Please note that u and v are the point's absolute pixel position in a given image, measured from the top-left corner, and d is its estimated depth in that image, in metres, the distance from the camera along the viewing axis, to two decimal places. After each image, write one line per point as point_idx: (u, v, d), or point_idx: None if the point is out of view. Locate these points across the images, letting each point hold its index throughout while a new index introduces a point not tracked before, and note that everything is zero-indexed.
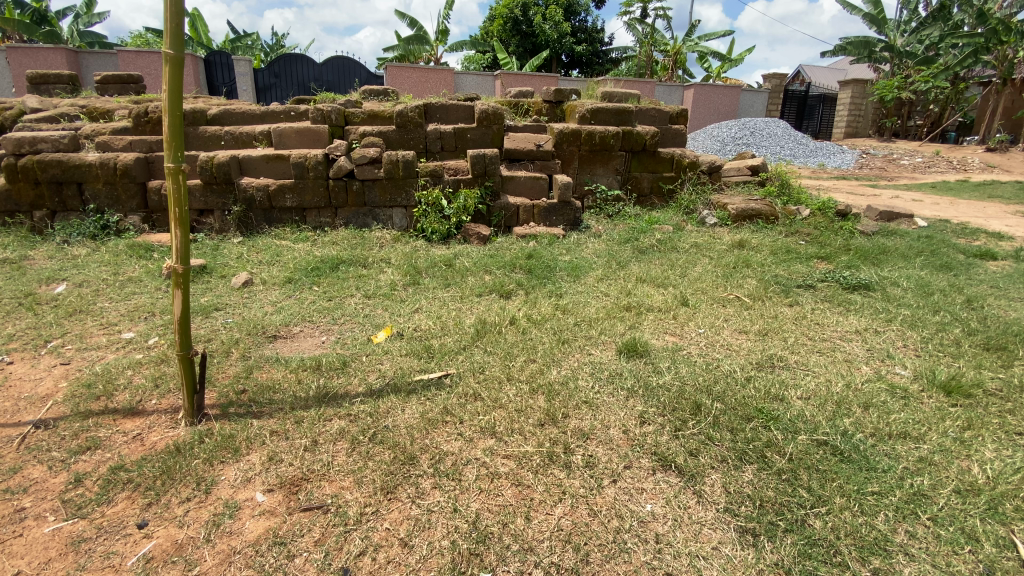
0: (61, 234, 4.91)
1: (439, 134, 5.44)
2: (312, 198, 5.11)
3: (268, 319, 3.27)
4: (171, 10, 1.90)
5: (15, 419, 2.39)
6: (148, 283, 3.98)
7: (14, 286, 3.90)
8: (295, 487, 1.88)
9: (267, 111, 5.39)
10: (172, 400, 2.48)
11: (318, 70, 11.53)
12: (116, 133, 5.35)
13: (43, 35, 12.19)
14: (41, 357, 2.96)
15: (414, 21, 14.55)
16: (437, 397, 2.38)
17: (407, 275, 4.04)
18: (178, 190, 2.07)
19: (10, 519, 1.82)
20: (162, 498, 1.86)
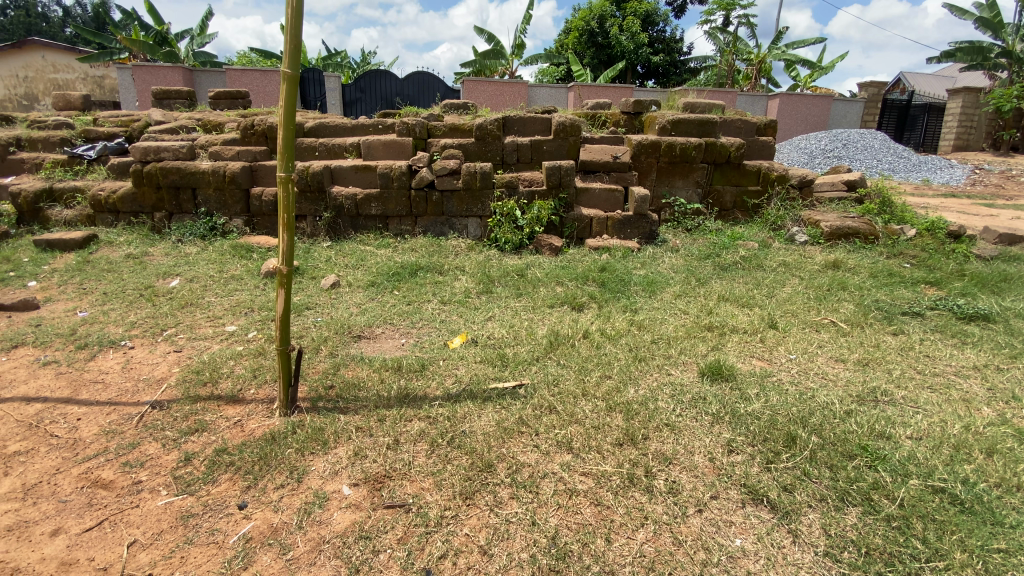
0: (177, 234, 5.48)
1: (515, 146, 5.52)
2: (394, 206, 5.35)
3: (353, 320, 3.45)
4: (292, 34, 2.07)
5: (135, 399, 2.68)
6: (247, 280, 4.32)
7: (137, 279, 4.38)
8: (378, 483, 1.95)
9: (357, 124, 5.72)
10: (268, 391, 2.67)
11: (400, 85, 12.14)
12: (226, 144, 5.90)
13: (164, 55, 13.70)
14: (158, 344, 3.30)
15: (491, 36, 14.96)
16: (512, 406, 2.38)
17: (480, 284, 4.10)
18: (288, 197, 2.24)
19: (130, 490, 2.03)
20: (259, 482, 2.00)
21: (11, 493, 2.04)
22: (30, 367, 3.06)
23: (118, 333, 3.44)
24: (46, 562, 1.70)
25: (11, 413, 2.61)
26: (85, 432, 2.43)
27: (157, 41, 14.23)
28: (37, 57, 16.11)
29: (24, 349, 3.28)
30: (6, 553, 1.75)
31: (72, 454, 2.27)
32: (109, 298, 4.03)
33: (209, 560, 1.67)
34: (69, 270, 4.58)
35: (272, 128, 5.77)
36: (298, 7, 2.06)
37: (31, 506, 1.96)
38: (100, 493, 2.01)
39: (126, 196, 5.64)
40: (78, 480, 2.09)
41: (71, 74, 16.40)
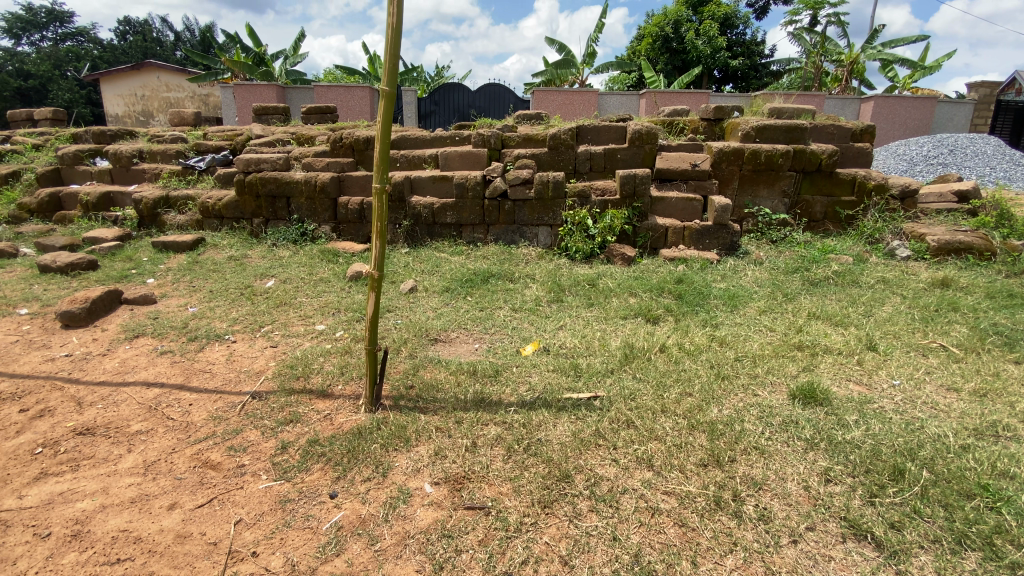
0: (272, 239, 5.95)
1: (589, 155, 5.50)
2: (468, 215, 5.50)
3: (430, 324, 3.57)
4: (390, 54, 2.20)
5: (238, 388, 2.93)
6: (334, 283, 4.61)
7: (238, 279, 4.80)
8: (458, 484, 2.01)
9: (435, 136, 5.95)
10: (354, 387, 2.83)
11: (473, 97, 12.47)
12: (317, 156, 6.35)
13: (261, 74, 14.97)
14: (257, 339, 3.59)
15: (563, 46, 15.06)
16: (588, 418, 2.36)
17: (551, 292, 4.12)
18: (381, 207, 2.39)
19: (236, 472, 2.21)
20: (348, 474, 2.12)
21: (136, 468, 2.29)
22: (150, 355, 3.43)
23: (222, 328, 3.79)
24: (164, 533, 1.88)
25: (135, 395, 2.94)
26: (196, 416, 2.68)
27: (255, 61, 15.56)
28: (154, 78, 18.10)
29: (146, 339, 3.69)
30: (132, 521, 1.95)
31: (186, 435, 2.52)
32: (215, 295, 4.45)
33: (305, 544, 1.79)
34: (181, 269, 5.10)
35: (359, 141, 6.14)
36: (396, 27, 2.19)
37: (152, 480, 2.19)
38: (210, 474, 2.21)
39: (230, 203, 6.19)
40: (190, 460, 2.32)
41: (181, 93, 18.29)
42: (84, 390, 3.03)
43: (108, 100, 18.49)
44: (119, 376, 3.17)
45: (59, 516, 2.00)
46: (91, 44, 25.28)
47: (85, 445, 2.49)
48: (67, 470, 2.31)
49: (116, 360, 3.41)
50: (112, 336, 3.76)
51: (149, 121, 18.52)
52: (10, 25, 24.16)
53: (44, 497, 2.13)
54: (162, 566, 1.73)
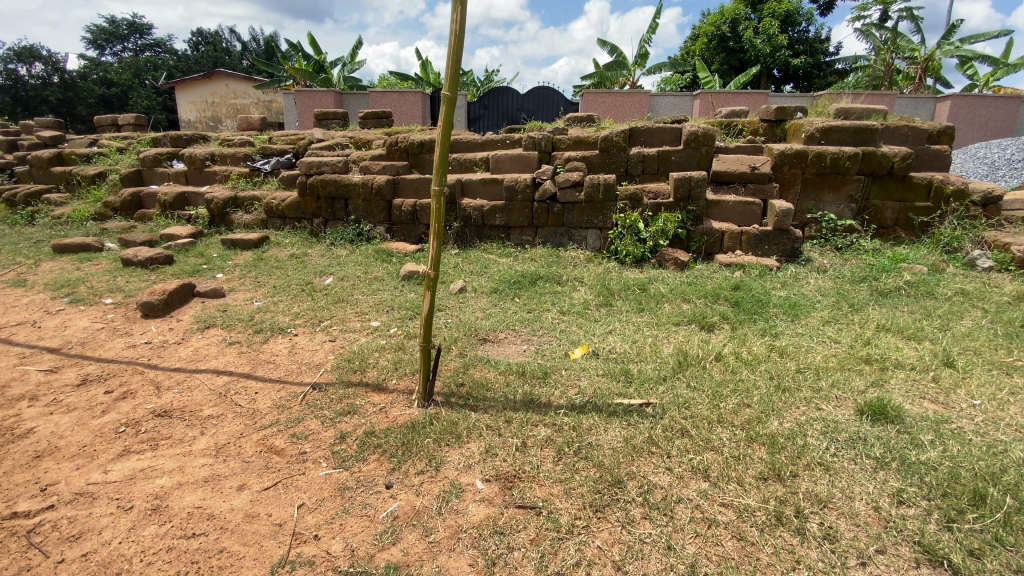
0: (330, 238, 6.22)
1: (642, 157, 5.42)
2: (517, 217, 5.54)
3: (480, 324, 3.63)
4: (452, 59, 2.26)
5: (299, 378, 3.09)
6: (388, 282, 4.77)
7: (299, 276, 5.04)
8: (509, 482, 2.03)
9: (486, 140, 6.03)
10: (407, 383, 2.93)
11: (522, 100, 12.54)
12: (374, 159, 6.58)
13: (321, 81, 15.66)
14: (316, 333, 3.77)
15: (614, 48, 14.92)
16: (640, 424, 2.32)
17: (600, 296, 4.08)
18: (440, 209, 2.47)
19: (298, 458, 2.33)
20: (402, 466, 2.19)
21: (208, 450, 2.45)
22: (220, 345, 3.67)
23: (285, 321, 3.99)
24: (234, 511, 2.00)
25: (207, 382, 3.15)
26: (262, 404, 2.84)
27: (315, 68, 16.28)
28: (223, 86, 19.32)
29: (215, 330, 3.94)
30: (205, 499, 2.09)
31: (252, 422, 2.67)
32: (278, 291, 4.70)
33: (363, 531, 1.86)
34: (247, 265, 5.41)
35: (413, 145, 6.31)
36: (459, 33, 2.24)
37: (223, 462, 2.34)
38: (275, 459, 2.34)
39: (292, 204, 6.51)
40: (257, 445, 2.46)
41: (247, 99, 19.40)
42: (162, 376, 3.27)
43: (182, 106, 19.84)
44: (192, 364, 3.40)
45: (141, 491, 2.16)
46: (168, 54, 27.19)
47: (163, 426, 2.70)
48: (148, 449, 2.50)
49: (190, 348, 3.66)
50: (186, 327, 4.04)
51: (217, 126, 19.73)
52: (97, 38, 26.28)
53: (128, 472, 2.31)
54: (233, 543, 1.84)
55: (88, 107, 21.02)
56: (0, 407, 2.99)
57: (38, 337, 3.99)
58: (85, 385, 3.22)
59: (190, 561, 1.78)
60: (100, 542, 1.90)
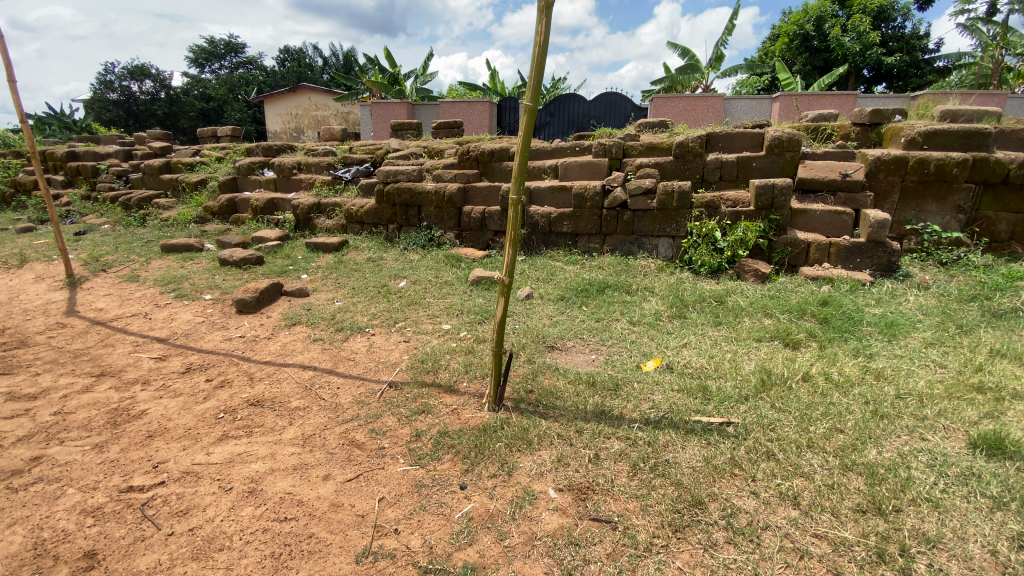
0: (404, 243, 6.49)
1: (719, 163, 5.22)
2: (586, 225, 5.48)
3: (548, 331, 3.63)
4: (534, 70, 2.30)
5: (377, 376, 3.25)
6: (458, 287, 4.89)
7: (375, 278, 5.29)
8: (583, 493, 2.01)
9: (555, 147, 6.02)
10: (478, 386, 2.98)
11: (589, 107, 12.46)
12: (447, 168, 6.81)
13: (395, 93, 16.39)
14: (392, 334, 3.94)
15: (687, 51, 14.50)
16: (721, 444, 2.23)
17: (673, 307, 3.96)
18: (516, 217, 2.51)
19: (377, 454, 2.43)
20: (475, 468, 2.23)
21: (296, 439, 2.62)
22: (305, 341, 3.92)
23: (364, 321, 4.20)
24: (321, 500, 2.12)
25: (294, 375, 3.37)
26: (343, 398, 3.01)
27: (390, 81, 17.05)
28: (306, 99, 20.70)
29: (300, 327, 4.22)
30: (294, 485, 2.23)
31: (335, 415, 2.83)
32: (356, 292, 4.95)
33: (440, 529, 1.91)
34: (328, 267, 5.75)
35: (484, 153, 6.46)
36: (543, 44, 2.27)
37: (309, 452, 2.49)
38: (356, 452, 2.46)
39: (369, 210, 6.85)
40: (340, 438, 2.60)
41: (327, 112, 20.68)
42: (254, 367, 3.54)
43: (270, 119, 21.43)
44: (281, 358, 3.65)
45: (238, 474, 2.35)
46: (259, 71, 29.53)
47: (257, 415, 2.91)
48: (243, 435, 2.71)
49: (278, 343, 3.94)
50: (275, 323, 4.35)
51: (300, 136, 21.13)
52: (199, 57, 28.93)
53: (227, 456, 2.52)
54: (320, 530, 1.95)
55: (190, 120, 23.18)
56: (119, 389, 3.35)
57: (150, 328, 4.44)
58: (188, 373, 3.55)
59: (283, 542, 1.90)
60: (205, 519, 2.07)
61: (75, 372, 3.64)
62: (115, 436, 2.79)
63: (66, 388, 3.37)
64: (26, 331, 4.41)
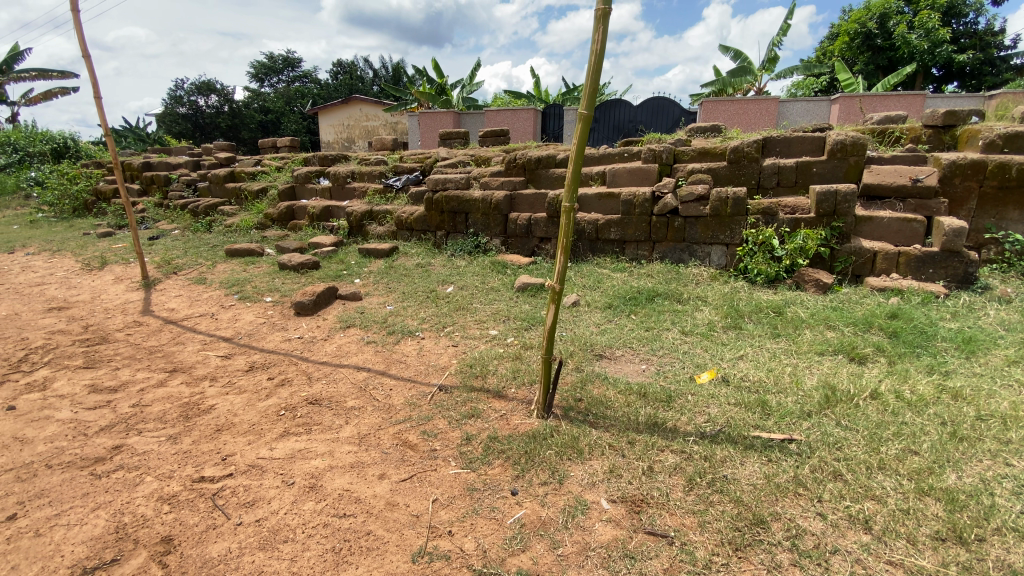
0: (451, 249, 6.62)
1: (777, 169, 5.05)
2: (634, 231, 5.38)
3: (596, 339, 3.60)
4: (590, 78, 2.30)
5: (427, 379, 3.32)
6: (504, 293, 4.94)
7: (424, 284, 5.42)
8: (637, 506, 1.98)
9: (604, 154, 6.00)
10: (526, 393, 2.99)
11: (634, 112, 12.31)
12: (494, 175, 6.90)
13: (442, 102, 16.77)
14: (441, 338, 4.02)
15: (739, 53, 14.11)
16: (784, 462, 2.14)
17: (728, 317, 3.84)
18: (568, 224, 2.51)
19: (429, 455, 2.48)
20: (525, 474, 2.24)
21: (352, 438, 2.71)
22: (359, 343, 4.06)
23: (414, 325, 4.31)
24: (377, 498, 2.19)
25: (349, 375, 3.50)
26: (396, 400, 3.09)
27: (437, 91, 17.45)
28: (357, 110, 21.48)
29: (355, 329, 4.38)
30: (352, 483, 2.31)
31: (388, 415, 2.92)
32: (406, 296, 5.09)
33: (493, 533, 1.93)
34: (380, 272, 5.94)
35: (532, 161, 6.52)
36: (600, 52, 2.27)
37: (365, 451, 2.57)
38: (409, 453, 2.52)
39: (419, 217, 7.03)
40: (393, 438, 2.67)
41: (377, 122, 21.40)
42: (312, 367, 3.70)
43: (324, 130, 22.39)
44: (337, 359, 3.80)
45: (300, 470, 2.45)
46: (314, 84, 30.93)
47: (315, 413, 3.04)
48: (303, 432, 2.84)
49: (334, 345, 4.10)
50: (331, 325, 4.53)
51: (351, 146, 21.95)
52: (260, 72, 30.59)
53: (288, 451, 2.64)
54: (378, 527, 2.01)
55: (250, 131, 24.54)
56: (190, 384, 3.58)
57: (216, 327, 4.73)
58: (251, 371, 3.75)
59: (343, 538, 1.98)
60: (270, 511, 2.17)
61: (151, 367, 3.91)
62: (187, 428, 2.98)
63: (143, 382, 3.64)
64: (108, 328, 4.79)
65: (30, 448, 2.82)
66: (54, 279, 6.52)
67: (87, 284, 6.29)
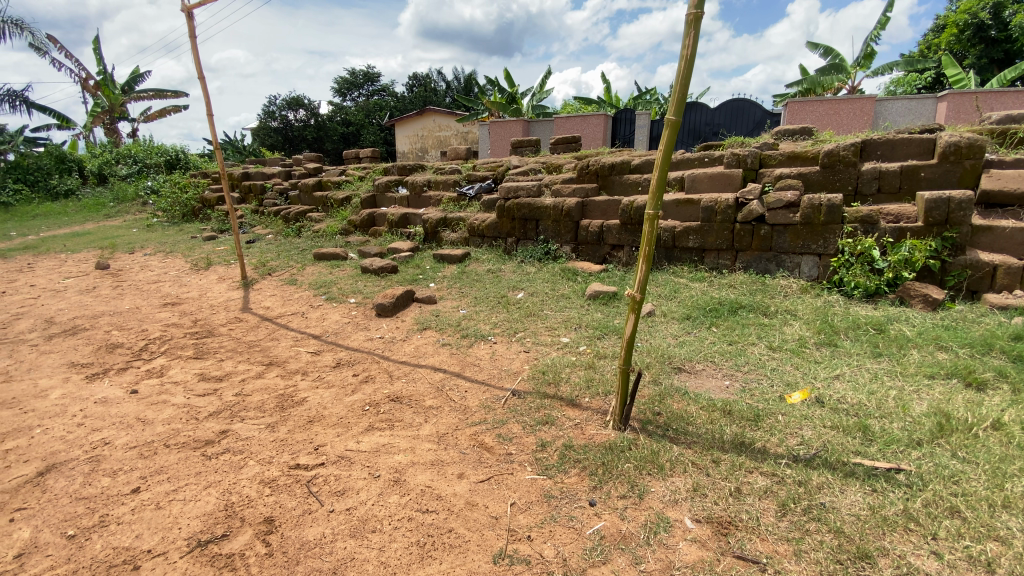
0: (522, 256, 6.68)
1: (878, 173, 4.66)
2: (715, 239, 5.15)
3: (673, 351, 3.49)
4: (679, 84, 2.26)
5: (501, 383, 3.38)
6: (576, 300, 4.92)
7: (496, 289, 5.52)
8: (724, 528, 1.91)
9: (681, 159, 5.81)
10: (601, 403, 2.96)
11: (711, 114, 11.86)
12: (566, 182, 6.92)
13: (512, 111, 17.05)
14: (513, 343, 4.08)
15: (829, 50, 13.20)
16: (891, 493, 1.98)
17: (820, 333, 3.59)
18: (651, 231, 2.47)
19: (505, 459, 2.52)
20: (603, 486, 2.21)
21: (432, 436, 2.82)
22: (435, 345, 4.22)
23: (487, 329, 4.40)
24: (457, 497, 2.25)
25: (427, 375, 3.64)
26: (471, 402, 3.17)
27: (508, 100, 17.73)
28: (431, 121, 22.30)
29: (430, 331, 4.54)
30: (433, 480, 2.40)
31: (464, 416, 3.00)
32: (479, 301, 5.21)
33: (572, 542, 1.93)
34: (453, 277, 6.12)
35: (605, 167, 6.46)
36: (690, 57, 2.22)
37: (444, 449, 2.66)
38: (486, 455, 2.58)
39: (491, 224, 7.17)
40: (470, 439, 2.74)
41: (449, 131, 22.11)
42: (393, 366, 3.89)
43: (400, 140, 23.48)
44: (415, 359, 3.96)
45: (384, 463, 2.58)
46: (391, 97, 32.52)
47: (396, 410, 3.19)
48: (386, 427, 2.99)
49: (411, 345, 4.28)
50: (408, 326, 4.74)
51: (425, 156, 22.84)
52: (342, 87, 32.56)
53: (373, 445, 2.79)
54: (458, 526, 2.08)
55: (333, 143, 26.22)
56: (285, 377, 3.89)
57: (306, 326, 5.08)
58: (338, 367, 4.00)
59: (426, 532, 2.05)
60: (359, 501, 2.31)
61: (250, 360, 4.29)
62: (284, 418, 3.22)
63: (244, 373, 3.99)
64: (213, 323, 5.30)
65: (151, 428, 3.18)
66: (168, 277, 7.30)
67: (195, 283, 7.00)
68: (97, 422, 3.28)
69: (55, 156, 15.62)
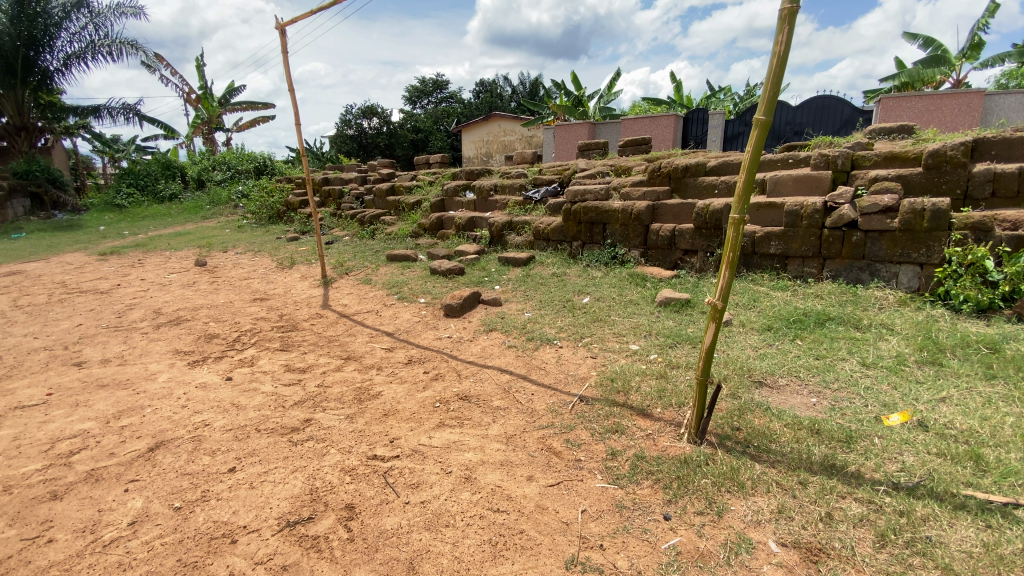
0: (588, 260, 6.63)
1: (992, 175, 4.22)
2: (799, 246, 4.83)
3: (753, 363, 3.31)
4: (770, 84, 2.16)
5: (568, 388, 3.36)
6: (645, 306, 4.80)
7: (562, 293, 5.50)
8: (813, 555, 1.80)
9: (762, 161, 5.53)
10: (674, 414, 2.87)
11: (794, 113, 11.21)
12: (636, 185, 6.78)
13: (579, 114, 16.94)
14: (579, 348, 4.05)
15: (930, 40, 12.05)
16: (1009, 531, 1.78)
17: (922, 350, 3.28)
18: (736, 236, 2.37)
19: (575, 465, 2.51)
20: (678, 500, 2.15)
21: (500, 436, 2.86)
22: (501, 346, 4.28)
23: (552, 333, 4.41)
24: (528, 499, 2.28)
25: (494, 376, 3.70)
26: (539, 405, 3.18)
27: (574, 103, 17.65)
28: (497, 126, 22.65)
29: (496, 332, 4.62)
30: (502, 480, 2.44)
31: (531, 419, 3.02)
32: (544, 305, 5.22)
33: (646, 555, 1.89)
34: (518, 280, 6.18)
35: (677, 169, 6.28)
36: (782, 55, 2.12)
37: (513, 450, 2.70)
38: (555, 459, 2.58)
39: (557, 228, 7.15)
40: (538, 442, 2.75)
41: (515, 136, 22.35)
42: (461, 365, 3.99)
43: (466, 145, 24.02)
44: (482, 360, 4.04)
45: (456, 460, 2.65)
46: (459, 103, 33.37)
47: (465, 409, 3.26)
48: (456, 424, 3.07)
49: (478, 346, 4.37)
50: (475, 327, 4.84)
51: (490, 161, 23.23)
52: (413, 95, 33.86)
53: (445, 441, 2.87)
54: (530, 528, 2.09)
55: (404, 149, 27.29)
56: (361, 371, 4.10)
57: (379, 323, 5.33)
58: (410, 364, 4.16)
59: (498, 532, 2.09)
60: (432, 495, 2.39)
61: (329, 354, 4.56)
62: (360, 410, 3.39)
63: (325, 366, 4.25)
64: (297, 317, 5.68)
65: (244, 413, 3.46)
66: (257, 275, 7.92)
67: (280, 280, 7.54)
68: (198, 405, 3.63)
69: (162, 163, 17.38)
